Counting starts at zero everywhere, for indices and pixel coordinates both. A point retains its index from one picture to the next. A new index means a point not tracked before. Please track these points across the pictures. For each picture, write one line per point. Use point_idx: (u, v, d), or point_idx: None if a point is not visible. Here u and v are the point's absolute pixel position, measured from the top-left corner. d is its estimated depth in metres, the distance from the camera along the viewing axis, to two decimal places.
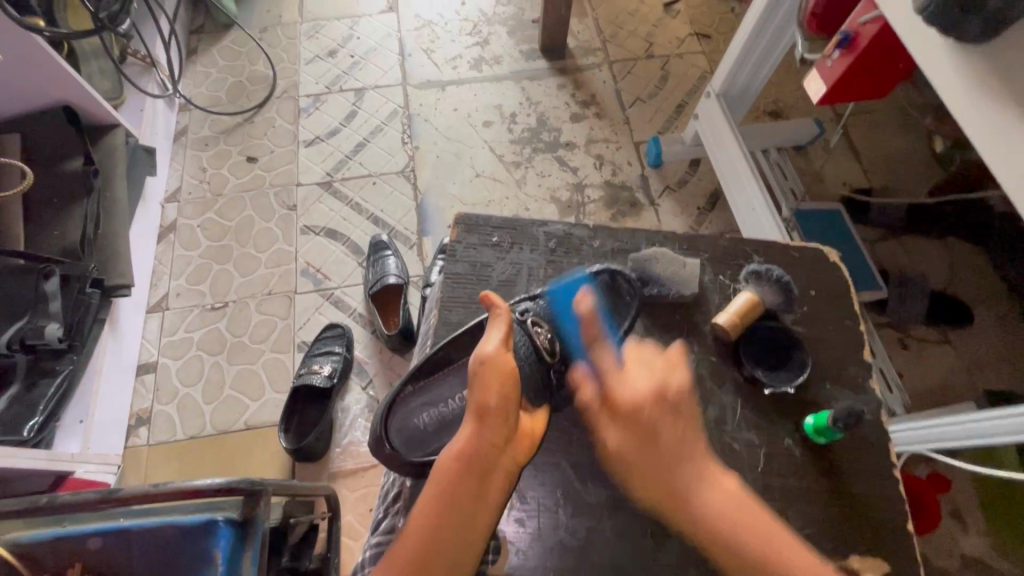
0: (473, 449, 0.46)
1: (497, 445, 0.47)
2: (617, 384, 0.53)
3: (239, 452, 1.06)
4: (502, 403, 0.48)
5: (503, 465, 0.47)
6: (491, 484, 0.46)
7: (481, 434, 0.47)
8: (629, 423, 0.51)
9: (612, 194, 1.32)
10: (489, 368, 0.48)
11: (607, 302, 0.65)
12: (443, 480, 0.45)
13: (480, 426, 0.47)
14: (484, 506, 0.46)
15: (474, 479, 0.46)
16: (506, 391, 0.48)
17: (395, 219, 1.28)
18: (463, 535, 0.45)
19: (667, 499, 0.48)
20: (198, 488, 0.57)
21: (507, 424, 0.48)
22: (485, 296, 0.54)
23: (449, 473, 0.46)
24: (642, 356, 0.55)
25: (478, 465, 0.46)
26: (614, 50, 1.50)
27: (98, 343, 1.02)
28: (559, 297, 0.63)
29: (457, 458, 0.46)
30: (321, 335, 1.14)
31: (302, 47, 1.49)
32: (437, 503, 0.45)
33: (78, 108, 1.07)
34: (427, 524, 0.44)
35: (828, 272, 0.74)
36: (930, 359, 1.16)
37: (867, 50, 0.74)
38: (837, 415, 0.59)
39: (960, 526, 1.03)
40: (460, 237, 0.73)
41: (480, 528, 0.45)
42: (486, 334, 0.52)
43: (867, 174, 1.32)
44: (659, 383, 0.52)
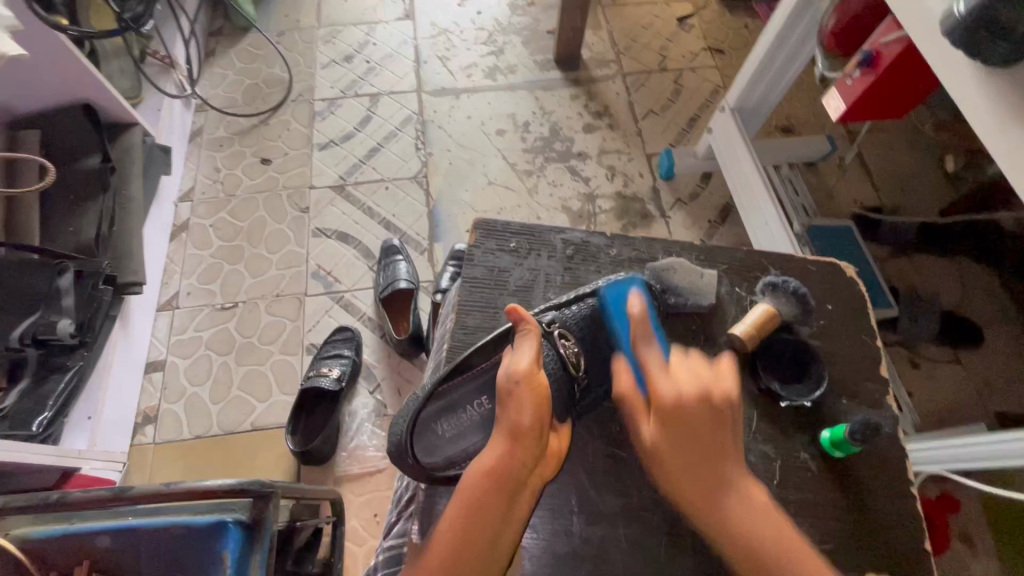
0: (505, 465, 0.46)
1: (527, 464, 0.47)
2: (662, 380, 0.51)
3: (245, 453, 1.06)
4: (535, 420, 0.48)
5: (532, 484, 0.48)
6: (519, 502, 0.46)
7: (514, 452, 0.47)
8: (668, 418, 0.50)
9: (623, 205, 1.32)
10: (523, 386, 0.49)
11: None
12: (472, 497, 0.45)
13: (514, 444, 0.47)
14: (510, 524, 0.45)
15: (503, 496, 0.46)
16: (540, 410, 0.48)
17: (406, 224, 1.29)
18: (487, 551, 0.44)
19: (716, 507, 0.47)
20: (210, 489, 0.57)
21: (538, 443, 0.48)
22: (512, 309, 0.54)
23: (479, 488, 0.46)
24: (689, 363, 0.53)
25: (507, 482, 0.46)
26: (628, 63, 1.51)
27: (109, 339, 1.03)
28: (584, 308, 0.62)
29: (487, 474, 0.46)
30: (330, 338, 1.14)
31: (318, 51, 1.51)
32: (463, 518, 0.45)
33: (97, 106, 1.09)
34: (452, 538, 0.44)
35: (845, 287, 0.74)
36: (940, 378, 1.15)
37: (889, 68, 0.74)
38: (853, 428, 0.59)
39: (969, 549, 1.02)
40: (478, 242, 0.73)
41: (504, 548, 0.44)
42: (517, 349, 0.52)
43: (879, 191, 1.32)
44: (705, 386, 0.51)
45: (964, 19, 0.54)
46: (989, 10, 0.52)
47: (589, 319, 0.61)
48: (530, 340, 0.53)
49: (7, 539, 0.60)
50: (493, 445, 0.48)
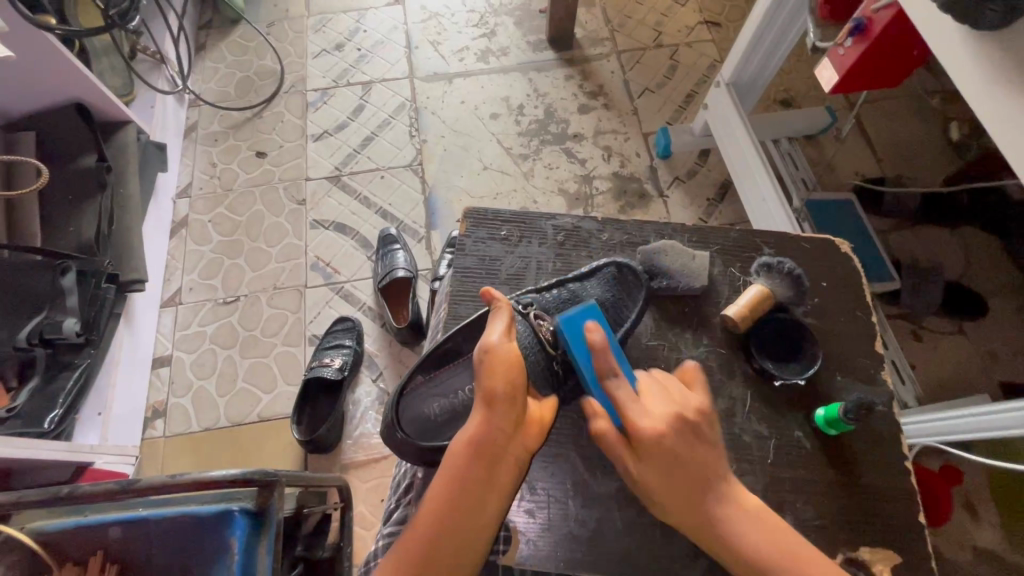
0: (482, 433, 0.47)
1: (506, 430, 0.47)
2: (634, 409, 0.48)
3: (254, 444, 1.08)
4: (509, 387, 0.48)
5: (516, 449, 0.47)
6: (502, 469, 0.47)
7: (490, 420, 0.47)
8: (653, 454, 0.47)
9: (620, 185, 1.31)
10: (494, 356, 0.49)
11: (608, 293, 0.65)
12: (454, 471, 0.46)
13: (489, 412, 0.47)
14: (495, 492, 0.46)
15: (485, 463, 0.46)
16: (513, 377, 0.48)
17: (403, 212, 1.29)
18: (474, 519, 0.45)
19: (700, 532, 0.47)
20: (214, 479, 0.59)
21: (516, 408, 0.48)
22: (485, 291, 0.56)
23: (461, 461, 0.46)
24: (659, 384, 0.51)
25: (487, 449, 0.46)
26: (622, 40, 1.49)
27: (115, 337, 1.04)
28: (564, 292, 0.65)
29: (467, 444, 0.47)
30: (331, 329, 1.15)
31: (309, 41, 1.50)
32: (447, 486, 0.46)
33: (90, 105, 1.09)
34: (440, 507, 0.45)
35: (839, 264, 0.73)
36: (942, 351, 1.15)
37: (881, 37, 0.72)
38: (847, 406, 0.59)
39: (972, 517, 1.02)
40: (469, 231, 0.73)
41: (490, 517, 0.46)
42: (490, 324, 0.53)
43: (880, 162, 1.30)
44: (677, 407, 0.49)
45: None
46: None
47: (567, 301, 0.64)
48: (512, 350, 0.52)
49: (24, 531, 0.62)
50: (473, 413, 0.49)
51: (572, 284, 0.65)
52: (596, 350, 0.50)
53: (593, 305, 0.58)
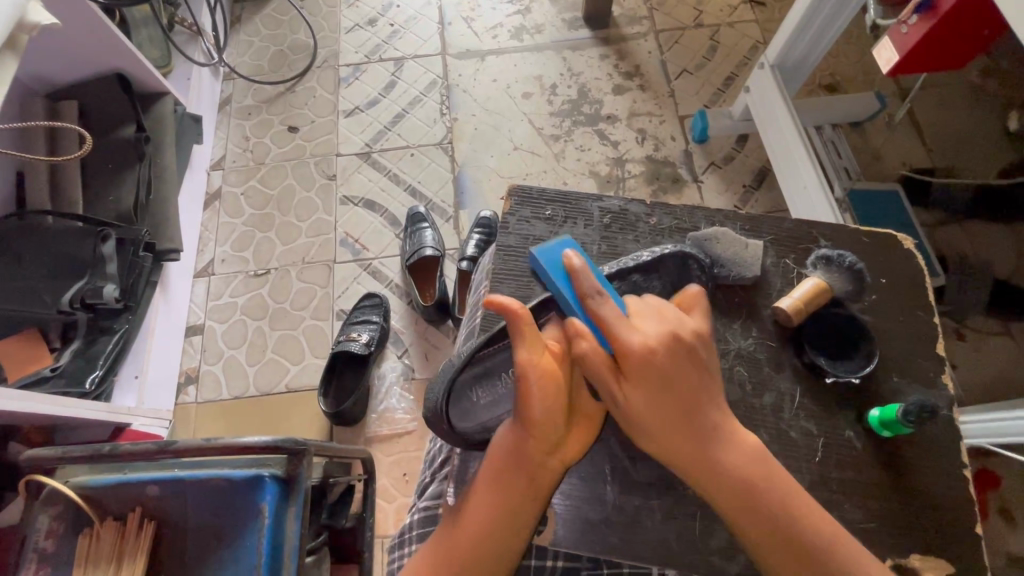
0: (518, 452, 0.48)
1: (543, 451, 0.48)
2: (621, 326, 0.47)
3: (282, 413, 1.10)
4: (547, 414, 0.47)
5: (552, 468, 0.49)
6: (539, 482, 0.48)
7: (525, 439, 0.48)
8: (643, 371, 0.46)
9: (653, 169, 1.28)
10: (531, 381, 0.46)
11: (674, 286, 0.62)
12: (497, 478, 0.49)
13: (524, 433, 0.48)
14: (532, 500, 0.49)
15: (523, 479, 0.48)
16: (551, 403, 0.47)
17: (432, 191, 1.28)
18: (512, 527, 0.49)
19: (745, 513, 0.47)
20: (246, 445, 0.61)
21: (553, 433, 0.48)
22: (491, 304, 0.48)
23: (500, 469, 0.49)
24: (648, 305, 0.51)
25: (524, 465, 0.48)
26: (661, 19, 1.44)
27: (151, 303, 1.07)
28: (624, 286, 0.60)
29: (506, 456, 0.49)
30: (359, 304, 1.16)
31: (342, 16, 1.49)
32: (491, 496, 0.49)
33: (130, 75, 1.10)
34: (484, 510, 0.49)
35: (892, 253, 0.69)
36: (989, 351, 1.10)
37: (950, 15, 0.67)
38: (908, 407, 0.56)
39: (1008, 524, 0.99)
40: (514, 209, 0.71)
41: (528, 520, 0.49)
42: (513, 345, 0.48)
43: (931, 153, 1.24)
44: (673, 327, 0.48)
45: None
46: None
47: (630, 296, 0.60)
48: (552, 341, 0.50)
49: (68, 485, 0.64)
50: (507, 430, 0.49)
51: (634, 277, 0.61)
52: (577, 273, 0.50)
53: (570, 242, 0.57)
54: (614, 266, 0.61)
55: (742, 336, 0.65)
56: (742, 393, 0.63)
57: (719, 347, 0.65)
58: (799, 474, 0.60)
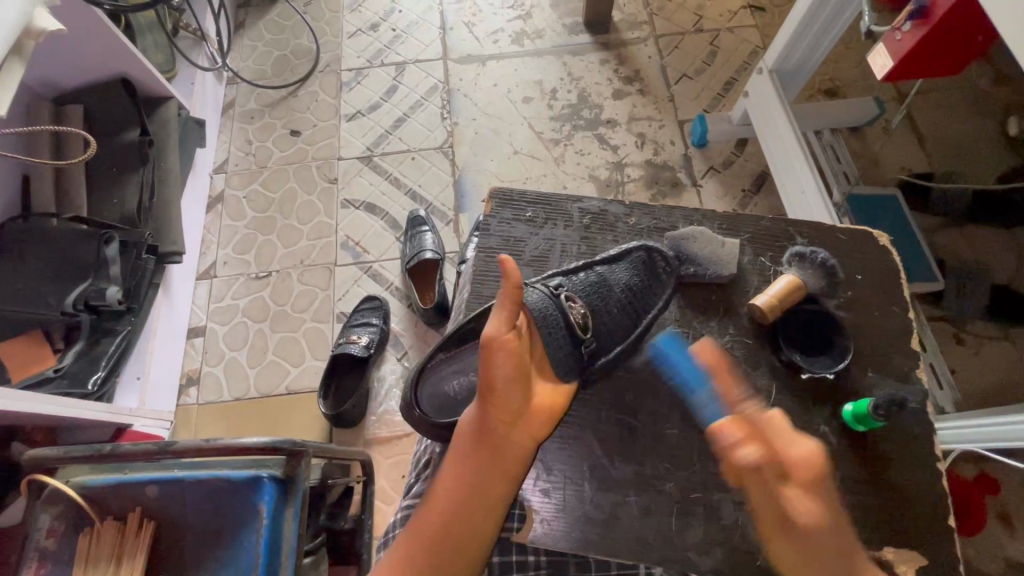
0: (481, 425, 0.49)
1: (505, 422, 0.49)
2: (781, 443, 0.49)
3: (282, 414, 1.11)
4: (508, 384, 0.48)
5: (514, 440, 0.49)
6: (505, 456, 0.48)
7: (488, 410, 0.49)
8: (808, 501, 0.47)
9: (652, 173, 1.28)
10: (499, 351, 0.47)
11: (641, 277, 0.66)
12: (463, 454, 0.49)
13: (487, 404, 0.49)
14: (501, 477, 0.48)
15: (488, 454, 0.48)
16: (514, 371, 0.48)
17: (432, 195, 1.29)
18: (482, 506, 0.48)
19: None
20: (243, 446, 0.62)
21: (513, 403, 0.49)
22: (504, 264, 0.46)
23: (466, 446, 0.49)
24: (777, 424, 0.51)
25: (489, 439, 0.49)
26: (661, 24, 1.45)
27: (153, 306, 1.08)
28: (591, 275, 0.65)
29: (472, 430, 0.49)
30: (358, 307, 1.16)
31: (345, 21, 1.50)
32: (455, 474, 0.49)
33: (135, 80, 1.12)
34: (454, 490, 0.48)
35: (880, 257, 0.70)
36: (986, 355, 1.10)
37: (942, 20, 0.68)
38: (879, 402, 0.57)
39: (1006, 530, 0.98)
40: (494, 211, 0.72)
41: (497, 499, 0.48)
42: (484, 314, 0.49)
43: (929, 158, 1.24)
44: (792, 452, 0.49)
45: None
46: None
47: (597, 285, 0.64)
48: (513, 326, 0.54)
49: (68, 485, 0.65)
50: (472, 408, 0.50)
51: (600, 268, 0.65)
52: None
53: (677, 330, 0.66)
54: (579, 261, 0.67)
55: (731, 339, 0.66)
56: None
57: None
58: None
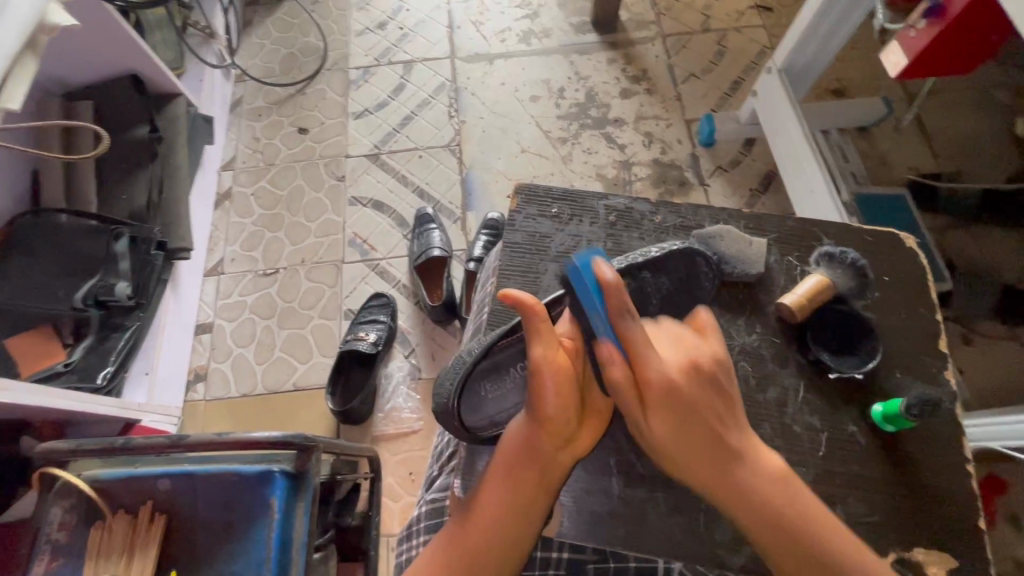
0: (531, 446, 0.48)
1: (554, 445, 0.48)
2: (648, 355, 0.46)
3: (290, 411, 1.11)
4: (560, 410, 0.47)
5: (563, 463, 0.49)
6: (551, 474, 0.49)
7: (538, 433, 0.48)
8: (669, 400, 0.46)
9: (660, 172, 1.28)
10: (547, 380, 0.46)
11: (681, 284, 0.60)
12: (510, 469, 0.49)
13: (537, 427, 0.48)
14: (544, 492, 0.49)
15: (534, 473, 0.49)
16: (564, 400, 0.47)
17: (440, 193, 1.29)
18: (524, 517, 0.49)
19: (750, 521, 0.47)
20: (257, 440, 0.62)
21: (566, 428, 0.48)
22: (512, 296, 0.46)
23: (512, 462, 0.49)
24: (667, 332, 0.50)
25: (537, 460, 0.48)
26: (669, 23, 1.45)
27: (162, 301, 1.08)
28: (633, 282, 0.58)
29: (519, 449, 0.49)
30: (367, 304, 1.16)
31: (352, 19, 1.50)
32: (502, 490, 0.49)
33: (144, 77, 1.12)
34: (498, 502, 0.49)
35: (901, 255, 0.69)
36: (997, 356, 1.09)
37: (958, 19, 0.68)
38: (911, 402, 0.57)
39: (1017, 530, 0.98)
40: (520, 207, 0.72)
41: (539, 511, 0.49)
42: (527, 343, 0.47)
43: (938, 158, 1.24)
44: (690, 354, 0.48)
45: None
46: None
47: (635, 293, 0.57)
48: (566, 339, 0.50)
49: (81, 478, 0.65)
50: (522, 423, 0.50)
51: (642, 274, 0.58)
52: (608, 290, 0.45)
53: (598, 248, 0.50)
54: (622, 262, 0.58)
55: (752, 336, 0.65)
56: (748, 390, 0.63)
57: (728, 346, 0.65)
58: (807, 473, 0.60)
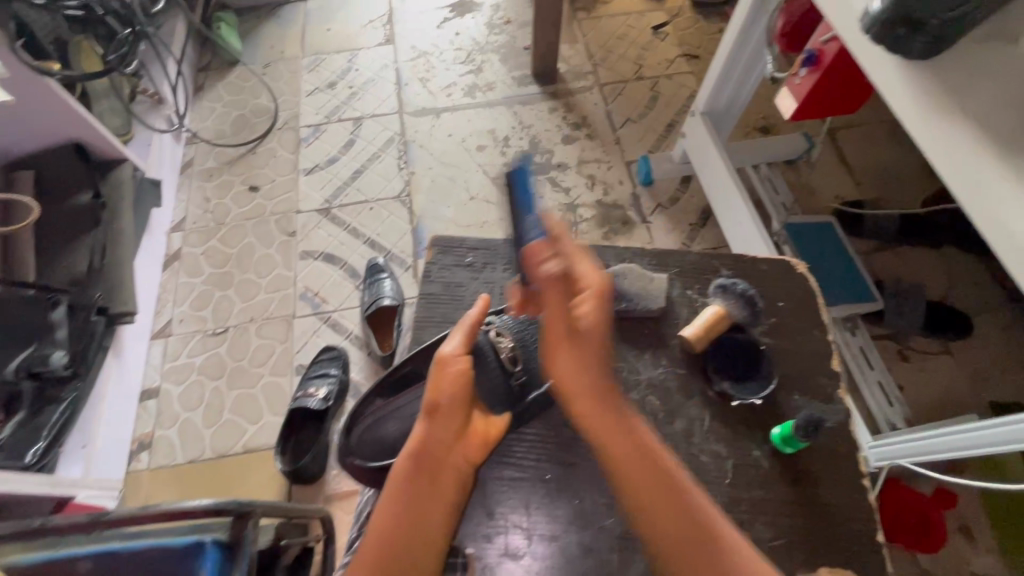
0: (427, 447, 0.49)
1: (446, 438, 0.51)
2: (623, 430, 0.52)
3: (239, 474, 1.07)
4: (453, 400, 0.51)
5: (454, 459, 0.50)
6: (443, 476, 0.49)
7: (433, 428, 0.50)
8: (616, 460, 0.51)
9: (604, 212, 1.33)
10: (449, 368, 0.52)
11: None
12: (402, 477, 0.48)
13: (432, 421, 0.50)
14: (438, 502, 0.48)
15: (426, 475, 0.48)
16: (459, 390, 0.52)
17: (390, 242, 1.31)
18: (421, 528, 0.46)
19: None
20: (186, 509, 0.58)
21: (455, 420, 0.51)
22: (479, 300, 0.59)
23: (405, 467, 0.49)
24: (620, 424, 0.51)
25: (428, 461, 0.49)
26: (604, 73, 1.54)
27: (102, 369, 1.05)
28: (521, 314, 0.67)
29: (412, 453, 0.49)
30: (318, 358, 1.15)
31: (303, 80, 1.56)
32: (392, 502, 0.47)
33: (88, 144, 1.13)
34: (393, 514, 0.47)
35: (798, 287, 0.73)
36: (931, 370, 1.14)
37: (831, 66, 0.75)
38: (800, 422, 0.59)
39: (970, 543, 0.99)
40: (435, 258, 0.74)
41: (432, 523, 0.47)
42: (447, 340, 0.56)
43: (859, 186, 1.33)
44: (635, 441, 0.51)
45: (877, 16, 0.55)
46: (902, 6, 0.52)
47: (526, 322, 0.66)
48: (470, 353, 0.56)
49: None
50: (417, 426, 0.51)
51: None
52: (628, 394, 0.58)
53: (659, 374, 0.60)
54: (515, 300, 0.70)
55: (662, 371, 0.67)
56: (659, 424, 0.64)
57: (638, 382, 0.66)
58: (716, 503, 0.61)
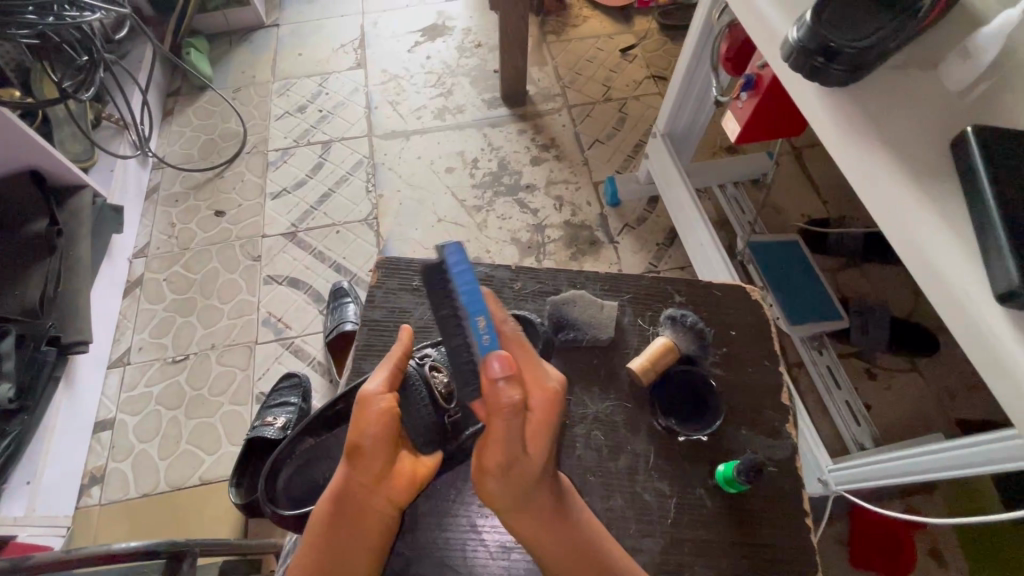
0: (346, 490, 0.47)
1: (367, 483, 0.47)
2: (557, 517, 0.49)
3: (194, 508, 1.04)
4: (374, 444, 0.46)
5: (377, 504, 0.47)
6: (366, 518, 0.47)
7: (353, 472, 0.47)
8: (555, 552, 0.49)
9: (572, 233, 1.33)
10: (369, 409, 0.47)
11: None
12: (324, 519, 0.48)
13: (352, 465, 0.47)
14: (361, 544, 0.48)
15: (348, 519, 0.47)
16: (381, 431, 0.46)
17: (356, 266, 1.30)
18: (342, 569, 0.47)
19: None
20: (114, 552, 0.55)
21: (376, 466, 0.47)
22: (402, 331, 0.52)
23: (325, 512, 0.47)
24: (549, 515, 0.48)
25: (350, 505, 0.47)
26: (573, 95, 1.56)
27: (51, 402, 1.02)
28: None
29: (331, 500, 0.47)
30: (278, 387, 1.12)
31: (273, 104, 1.56)
32: (313, 548, 0.47)
33: (45, 171, 1.12)
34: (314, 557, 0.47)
35: (749, 312, 0.73)
36: (898, 389, 1.13)
37: (768, 91, 0.76)
38: (743, 466, 0.57)
39: (940, 566, 0.98)
40: (381, 281, 0.73)
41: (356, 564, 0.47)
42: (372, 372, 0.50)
43: (825, 205, 1.34)
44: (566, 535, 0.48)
45: (798, 44, 0.55)
46: (819, 37, 0.53)
47: None
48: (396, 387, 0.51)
49: None
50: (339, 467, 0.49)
51: None
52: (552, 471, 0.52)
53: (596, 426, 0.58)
54: None
55: (609, 402, 0.66)
56: (602, 461, 0.63)
57: (583, 416, 0.65)
58: (657, 541, 0.59)
